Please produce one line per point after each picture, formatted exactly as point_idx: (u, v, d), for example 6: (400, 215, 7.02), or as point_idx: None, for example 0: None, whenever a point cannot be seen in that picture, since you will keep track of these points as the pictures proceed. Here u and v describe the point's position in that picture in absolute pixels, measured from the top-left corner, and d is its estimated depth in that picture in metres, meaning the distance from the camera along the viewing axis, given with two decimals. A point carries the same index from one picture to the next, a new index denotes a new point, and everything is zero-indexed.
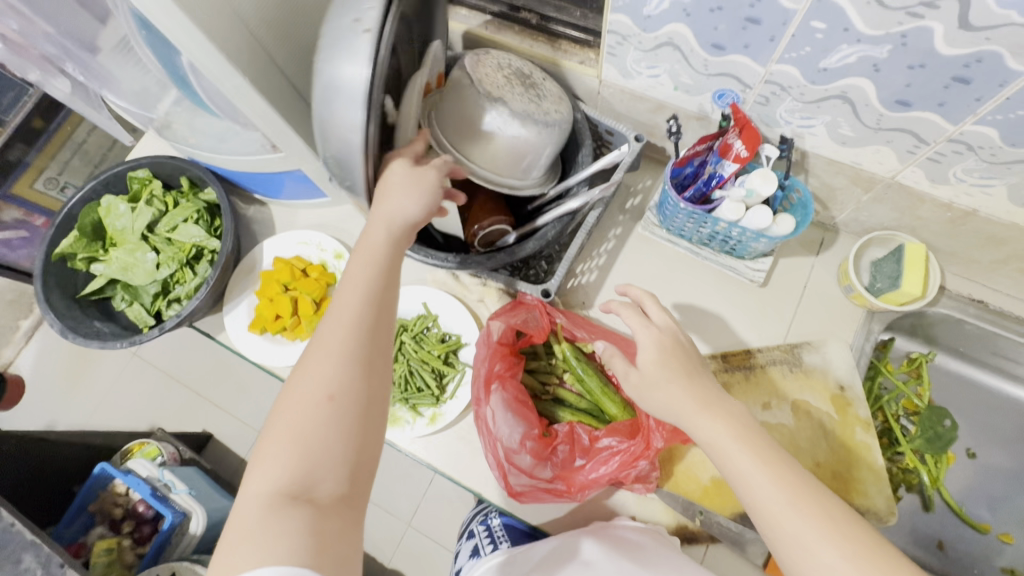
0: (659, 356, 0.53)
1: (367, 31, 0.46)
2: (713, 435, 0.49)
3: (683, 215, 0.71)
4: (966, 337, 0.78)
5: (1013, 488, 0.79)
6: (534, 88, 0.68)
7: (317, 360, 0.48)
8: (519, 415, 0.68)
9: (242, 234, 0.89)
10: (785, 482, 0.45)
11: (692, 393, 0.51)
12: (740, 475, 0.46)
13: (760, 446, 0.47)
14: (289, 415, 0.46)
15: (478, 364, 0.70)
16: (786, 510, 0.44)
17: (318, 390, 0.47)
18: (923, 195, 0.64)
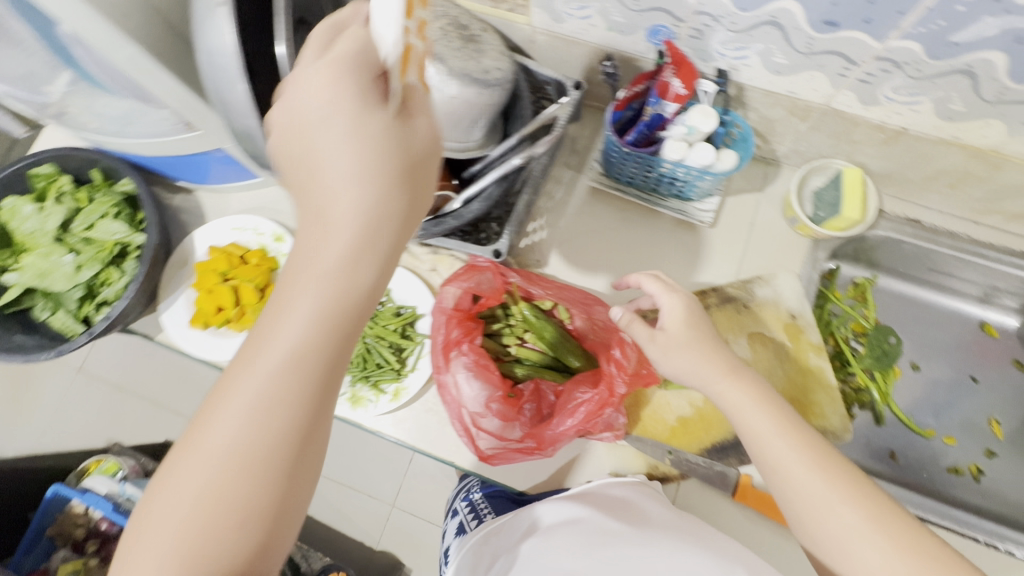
0: (686, 321, 0.58)
1: (222, 4, 0.43)
2: (728, 395, 0.54)
3: (629, 160, 0.69)
4: (905, 257, 0.81)
5: (955, 394, 0.84)
6: (471, 42, 0.63)
7: (244, 409, 0.36)
8: (480, 378, 0.68)
9: (170, 225, 0.83)
10: (806, 447, 0.49)
11: (717, 359, 0.55)
12: (751, 435, 0.51)
13: (782, 412, 0.51)
14: (195, 470, 0.35)
15: (437, 334, 0.69)
16: (807, 471, 0.48)
17: (238, 456, 0.35)
18: (856, 119, 0.65)
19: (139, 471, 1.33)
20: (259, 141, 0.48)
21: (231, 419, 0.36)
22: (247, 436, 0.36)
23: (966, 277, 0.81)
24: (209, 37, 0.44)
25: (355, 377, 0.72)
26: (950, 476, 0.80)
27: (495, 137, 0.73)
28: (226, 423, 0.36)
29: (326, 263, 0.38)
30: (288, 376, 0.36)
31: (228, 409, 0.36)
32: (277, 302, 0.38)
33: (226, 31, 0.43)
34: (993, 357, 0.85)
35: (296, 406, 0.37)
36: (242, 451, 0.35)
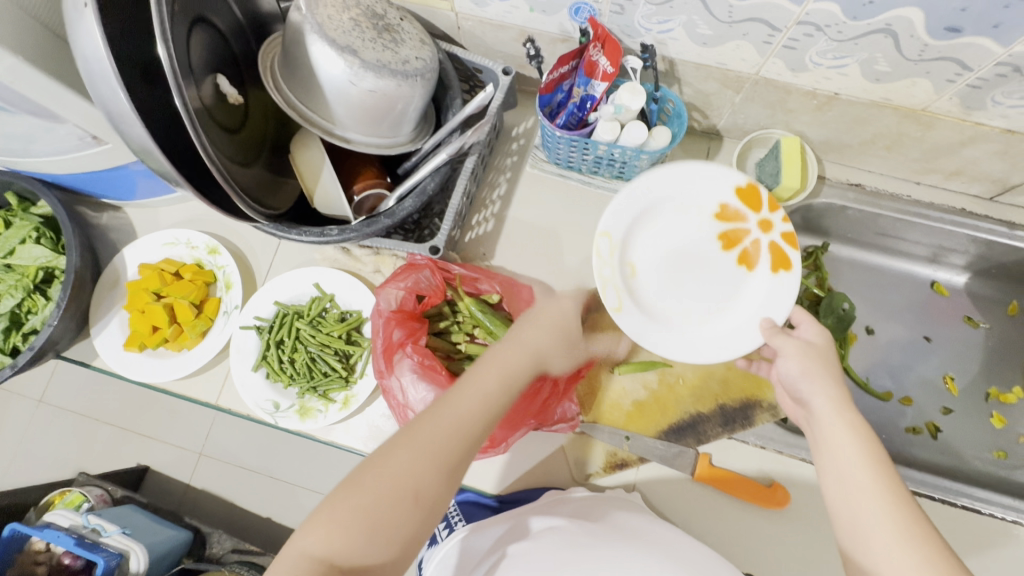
0: (804, 355, 0.55)
1: (86, 6, 0.40)
2: (827, 412, 0.51)
3: (564, 144, 0.68)
4: (852, 224, 0.81)
5: (910, 356, 0.85)
6: (386, 32, 0.59)
7: (482, 410, 0.50)
8: (428, 380, 0.64)
9: (98, 245, 0.79)
10: (889, 490, 0.47)
11: (831, 379, 0.53)
12: (843, 462, 0.49)
13: (877, 453, 0.49)
14: (399, 456, 0.46)
15: (376, 338, 0.67)
16: (881, 507, 0.46)
17: (444, 462, 0.47)
18: (788, 86, 0.64)
19: (108, 500, 1.29)
20: (155, 155, 0.45)
21: (444, 428, 0.48)
22: (448, 443, 0.47)
23: (912, 238, 0.81)
24: (79, 45, 0.41)
25: (303, 388, 0.71)
26: (908, 436, 0.81)
27: (428, 130, 0.70)
28: (439, 429, 0.48)
29: (526, 355, 0.56)
30: (490, 416, 0.50)
31: (454, 428, 0.48)
32: (504, 370, 0.54)
33: (96, 36, 0.40)
34: (944, 315, 0.85)
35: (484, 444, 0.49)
36: (451, 458, 0.47)
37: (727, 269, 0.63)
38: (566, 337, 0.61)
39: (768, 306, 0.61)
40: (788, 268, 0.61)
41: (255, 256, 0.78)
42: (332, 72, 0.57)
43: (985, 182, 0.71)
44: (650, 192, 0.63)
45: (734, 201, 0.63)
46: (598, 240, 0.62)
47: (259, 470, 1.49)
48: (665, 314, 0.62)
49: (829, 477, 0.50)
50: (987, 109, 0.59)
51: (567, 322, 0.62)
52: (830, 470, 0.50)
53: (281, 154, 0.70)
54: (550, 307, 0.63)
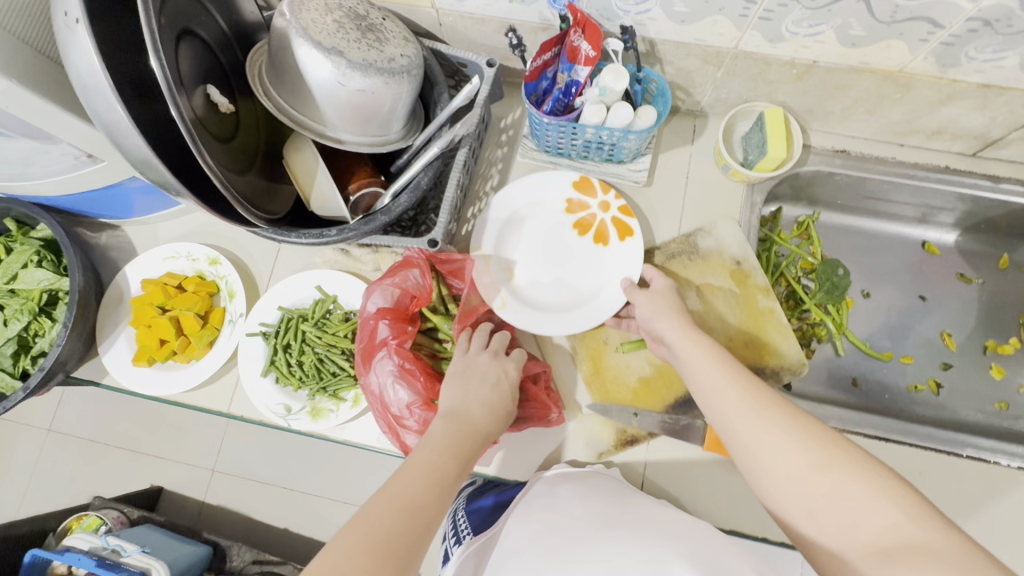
0: (654, 297, 0.65)
1: (78, 22, 0.41)
2: (707, 369, 0.56)
3: (553, 130, 0.69)
4: (840, 190, 0.83)
5: (908, 315, 0.86)
6: (370, 31, 0.60)
7: (411, 475, 0.52)
8: (406, 384, 0.66)
9: (99, 264, 0.80)
10: (754, 400, 0.52)
11: (698, 340, 0.59)
12: (738, 418, 0.51)
13: (736, 369, 0.55)
14: (346, 552, 0.44)
15: (362, 337, 0.68)
16: (756, 416, 0.50)
17: (395, 548, 0.46)
18: (767, 58, 0.65)
19: (125, 522, 1.30)
20: (155, 167, 0.47)
21: (390, 512, 0.48)
22: (393, 528, 0.47)
23: (900, 200, 0.83)
24: (74, 62, 0.42)
25: (313, 389, 0.72)
26: (911, 394, 0.82)
27: (418, 126, 0.71)
28: (382, 515, 0.48)
29: (458, 425, 0.58)
30: (434, 488, 0.51)
31: (399, 510, 0.48)
32: (433, 440, 0.56)
33: (89, 51, 0.41)
34: (937, 274, 0.87)
35: (433, 517, 0.50)
36: (399, 542, 0.46)
37: (587, 249, 0.73)
38: (500, 403, 0.62)
39: (626, 269, 0.71)
40: (631, 233, 0.72)
41: (255, 264, 0.79)
42: (318, 74, 0.58)
43: (967, 138, 0.73)
44: (510, 202, 0.74)
45: (575, 194, 0.74)
46: (475, 256, 0.73)
47: (274, 481, 1.50)
48: (549, 301, 0.71)
49: (737, 445, 0.51)
50: (962, 65, 0.60)
51: (500, 387, 0.63)
52: (733, 430, 0.51)
53: (275, 160, 0.71)
54: (479, 369, 0.64)
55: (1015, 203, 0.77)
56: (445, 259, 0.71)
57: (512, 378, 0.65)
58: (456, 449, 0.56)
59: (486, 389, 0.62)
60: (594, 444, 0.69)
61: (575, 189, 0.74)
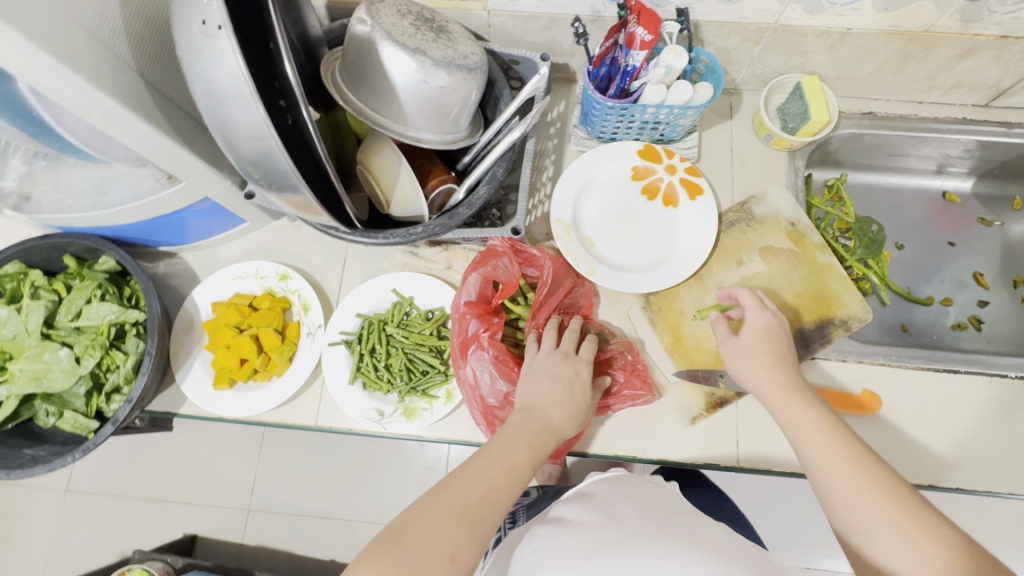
0: (761, 341, 0.66)
1: (220, 28, 0.42)
2: (817, 435, 0.57)
3: (613, 115, 0.72)
4: (866, 151, 0.89)
5: (939, 260, 0.92)
6: (442, 32, 0.63)
7: (491, 457, 0.56)
8: (503, 374, 0.67)
9: (161, 292, 0.79)
10: (861, 471, 0.53)
11: (807, 407, 0.59)
12: (848, 496, 0.52)
13: (842, 435, 0.56)
14: (428, 514, 0.49)
15: (455, 330, 0.69)
16: (859, 493, 0.52)
17: (469, 519, 0.50)
18: (805, 29, 0.71)
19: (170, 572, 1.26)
20: (281, 166, 0.48)
21: (467, 484, 0.53)
22: (469, 498, 0.52)
23: (921, 154, 0.89)
24: (212, 67, 0.43)
25: (404, 390, 0.72)
26: (955, 332, 0.88)
27: (481, 124, 0.73)
28: (461, 485, 0.52)
29: (533, 421, 0.60)
30: (508, 474, 0.55)
31: (479, 486, 0.53)
32: (511, 429, 0.59)
33: (231, 56, 0.42)
34: (961, 220, 0.93)
35: (503, 500, 0.53)
36: (472, 510, 0.51)
37: (660, 213, 0.77)
38: (572, 403, 0.63)
39: (701, 225, 0.75)
40: (700, 192, 0.77)
41: (324, 276, 0.79)
42: (399, 75, 0.60)
43: (980, 89, 0.79)
44: (583, 172, 0.78)
45: (641, 162, 0.78)
46: (556, 227, 0.75)
47: (316, 513, 1.46)
48: (631, 264, 0.75)
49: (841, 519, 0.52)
50: (983, 19, 0.66)
51: (572, 388, 0.64)
52: (838, 506, 0.53)
53: (345, 169, 0.72)
54: (551, 370, 0.65)
55: None
56: (524, 251, 0.73)
57: (585, 380, 0.65)
58: (531, 444, 0.58)
59: (560, 389, 0.63)
60: (685, 410, 0.71)
61: (640, 159, 0.78)
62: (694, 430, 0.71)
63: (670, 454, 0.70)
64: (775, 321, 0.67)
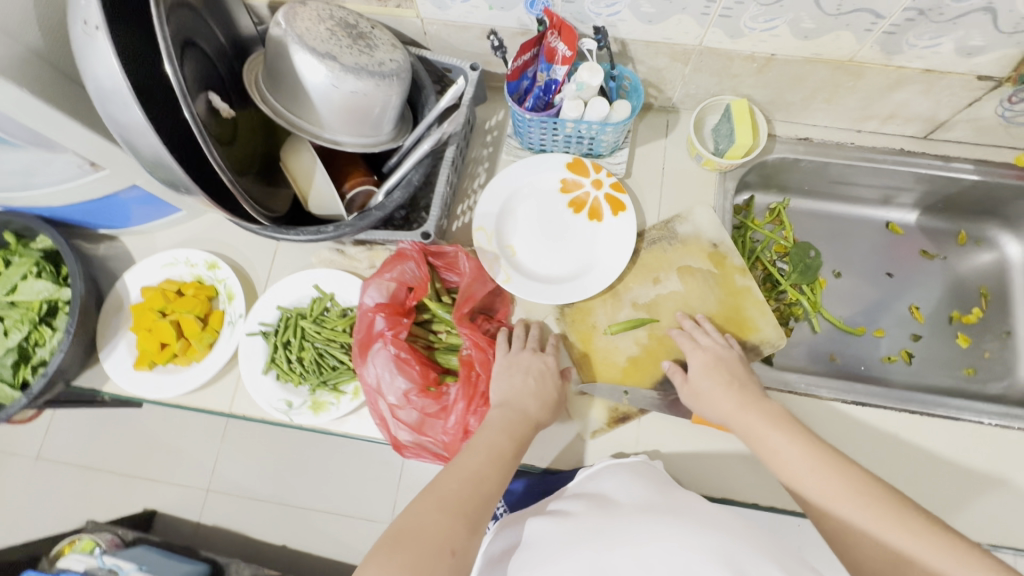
0: (705, 368, 0.68)
1: (97, 29, 0.44)
2: (780, 451, 0.59)
3: (535, 127, 0.73)
4: (807, 177, 0.88)
5: (879, 293, 0.91)
6: (360, 39, 0.65)
7: (474, 454, 0.58)
8: (401, 372, 0.68)
9: (98, 274, 0.82)
10: (820, 461, 0.56)
11: (767, 422, 0.62)
12: (819, 483, 0.55)
13: (798, 432, 0.59)
14: (422, 512, 0.51)
15: (359, 329, 0.70)
16: (825, 482, 0.55)
17: (464, 511, 0.52)
18: (730, 53, 0.71)
19: (119, 543, 1.29)
20: (168, 165, 0.50)
21: (457, 481, 0.55)
22: (462, 493, 0.54)
23: (862, 183, 0.88)
24: (93, 65, 0.45)
25: (314, 384, 0.74)
26: (885, 364, 0.87)
27: (408, 128, 0.75)
28: (454, 482, 0.55)
29: (511, 414, 0.64)
30: (495, 464, 0.58)
31: (465, 479, 0.55)
32: (490, 425, 0.62)
33: (108, 57, 0.44)
34: (903, 252, 0.92)
35: (494, 490, 0.56)
36: (466, 505, 0.53)
37: (583, 226, 0.78)
38: (545, 396, 0.67)
39: (617, 242, 0.76)
40: (623, 208, 0.77)
41: (253, 267, 0.81)
42: (312, 79, 0.61)
43: (917, 122, 0.78)
44: (511, 181, 0.79)
45: (569, 175, 0.79)
46: (477, 233, 0.76)
47: (272, 498, 1.48)
48: (549, 274, 0.76)
49: (823, 526, 0.54)
50: (905, 52, 0.66)
51: (544, 378, 0.68)
52: (816, 512, 0.55)
53: (271, 166, 0.74)
54: (524, 364, 0.69)
55: (967, 181, 0.83)
56: (437, 252, 0.74)
57: (554, 368, 0.70)
58: (511, 433, 0.62)
59: (532, 380, 0.67)
60: (585, 423, 0.72)
61: (569, 173, 0.79)
62: (593, 441, 0.71)
63: (565, 464, 0.71)
64: (711, 354, 0.69)
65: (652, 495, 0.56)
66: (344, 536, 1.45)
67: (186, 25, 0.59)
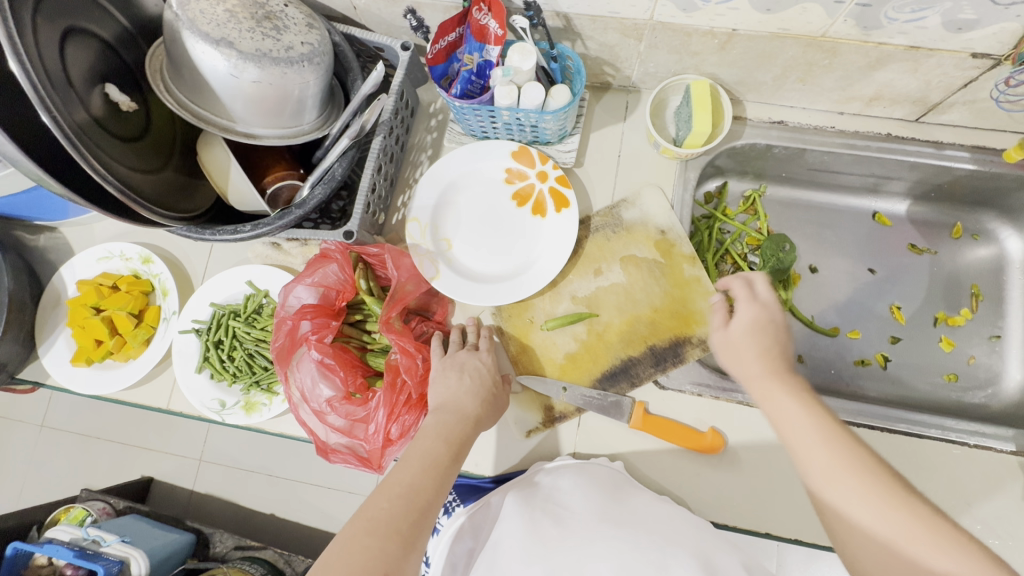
0: (749, 325, 0.58)
1: None
2: (793, 421, 0.49)
3: (470, 114, 0.68)
4: (785, 163, 0.80)
5: (858, 291, 0.84)
6: (267, 20, 0.58)
7: (406, 464, 0.53)
8: (327, 379, 0.67)
9: (38, 266, 0.81)
10: (823, 430, 0.47)
11: (786, 390, 0.51)
12: (831, 466, 0.45)
13: (808, 399, 0.50)
14: (353, 540, 0.46)
15: (280, 335, 0.67)
16: (820, 451, 0.46)
17: (399, 531, 0.47)
18: (686, 28, 0.62)
19: (110, 513, 1.17)
20: (29, 166, 0.48)
21: (389, 498, 0.49)
22: (394, 511, 0.48)
23: (847, 171, 0.80)
24: None
25: (247, 384, 0.73)
26: (857, 368, 0.81)
27: (336, 111, 0.69)
28: (384, 500, 0.49)
29: (448, 417, 0.59)
30: (430, 473, 0.53)
31: (398, 495, 0.50)
32: (428, 430, 0.58)
33: None
34: (890, 245, 0.85)
35: (431, 500, 0.51)
36: (401, 524, 0.48)
37: (527, 221, 0.73)
38: (479, 391, 0.63)
39: (561, 240, 0.71)
40: (567, 204, 0.71)
41: (189, 261, 0.79)
42: (211, 68, 0.56)
43: (906, 103, 0.70)
44: (449, 170, 0.73)
45: (513, 164, 0.73)
46: (410, 225, 0.72)
47: (260, 470, 1.32)
48: (485, 273, 0.72)
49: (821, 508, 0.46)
50: (884, 27, 0.57)
51: (479, 377, 0.65)
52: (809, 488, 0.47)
53: (194, 159, 0.71)
54: (460, 363, 0.66)
55: (960, 170, 0.74)
56: (363, 250, 0.70)
57: (491, 366, 0.67)
58: (448, 438, 0.57)
59: (468, 379, 0.64)
60: (521, 422, 0.69)
61: (513, 162, 0.73)
62: (527, 442, 0.69)
63: (497, 468, 0.69)
64: (764, 311, 0.59)
65: (611, 507, 0.55)
66: (332, 509, 1.28)
67: (71, 12, 0.55)
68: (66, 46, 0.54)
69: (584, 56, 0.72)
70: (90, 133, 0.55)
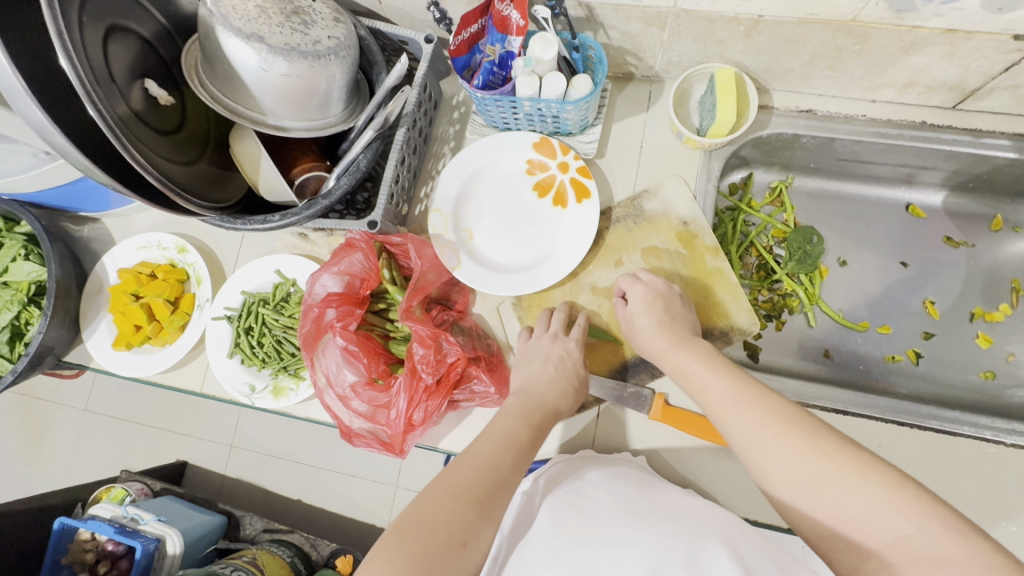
0: (645, 306, 0.63)
1: None
2: (705, 384, 0.54)
3: (491, 105, 0.68)
4: (814, 153, 0.79)
5: (889, 284, 0.81)
6: (295, 15, 0.60)
7: (487, 440, 0.55)
8: (351, 365, 0.69)
9: (82, 255, 0.86)
10: (731, 385, 0.52)
11: (694, 358, 0.57)
12: (744, 417, 0.49)
13: (716, 361, 0.55)
14: (436, 499, 0.48)
15: (306, 322, 0.69)
16: (730, 406, 0.51)
17: (480, 499, 0.48)
18: (711, 16, 0.61)
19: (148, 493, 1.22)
20: (74, 156, 0.51)
21: (473, 468, 0.51)
22: (476, 478, 0.50)
23: (879, 160, 0.77)
24: None
25: (275, 369, 0.75)
26: (887, 364, 0.78)
27: (361, 104, 0.70)
28: (467, 468, 0.51)
29: (527, 401, 0.61)
30: (511, 451, 0.54)
31: (479, 466, 0.51)
32: (508, 412, 0.60)
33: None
34: (923, 238, 0.82)
35: (508, 476, 0.52)
36: (481, 493, 0.49)
37: (547, 212, 0.73)
38: (564, 381, 0.64)
39: (582, 232, 0.71)
40: (588, 195, 0.71)
41: (221, 251, 0.83)
42: (241, 62, 0.58)
43: (942, 89, 0.67)
44: (472, 160, 0.74)
45: (534, 155, 0.73)
46: (433, 216, 0.73)
47: (287, 457, 1.36)
48: (505, 263, 0.72)
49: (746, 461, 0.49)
50: (919, 10, 0.55)
51: (564, 367, 0.65)
52: (735, 444, 0.50)
53: (226, 151, 0.73)
54: (541, 352, 0.66)
55: (1001, 159, 0.71)
56: (386, 240, 0.71)
57: (579, 359, 0.66)
58: (529, 420, 0.59)
59: (552, 368, 0.64)
60: None
61: (535, 154, 0.73)
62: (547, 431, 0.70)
63: None
64: (651, 289, 0.64)
65: (628, 494, 0.55)
66: (357, 497, 1.31)
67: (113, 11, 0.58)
68: (108, 40, 0.57)
69: (606, 46, 0.71)
70: (130, 126, 0.58)
